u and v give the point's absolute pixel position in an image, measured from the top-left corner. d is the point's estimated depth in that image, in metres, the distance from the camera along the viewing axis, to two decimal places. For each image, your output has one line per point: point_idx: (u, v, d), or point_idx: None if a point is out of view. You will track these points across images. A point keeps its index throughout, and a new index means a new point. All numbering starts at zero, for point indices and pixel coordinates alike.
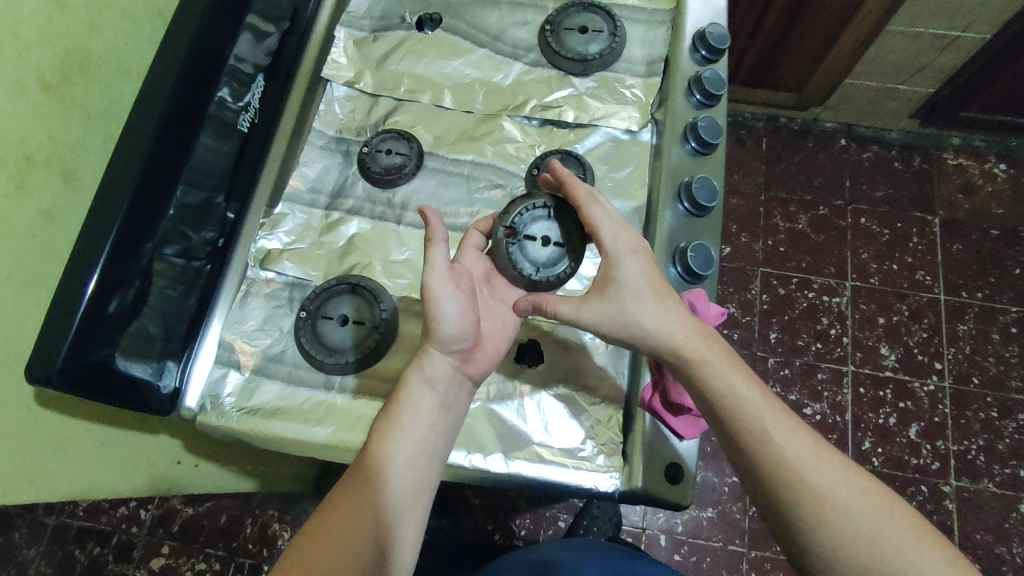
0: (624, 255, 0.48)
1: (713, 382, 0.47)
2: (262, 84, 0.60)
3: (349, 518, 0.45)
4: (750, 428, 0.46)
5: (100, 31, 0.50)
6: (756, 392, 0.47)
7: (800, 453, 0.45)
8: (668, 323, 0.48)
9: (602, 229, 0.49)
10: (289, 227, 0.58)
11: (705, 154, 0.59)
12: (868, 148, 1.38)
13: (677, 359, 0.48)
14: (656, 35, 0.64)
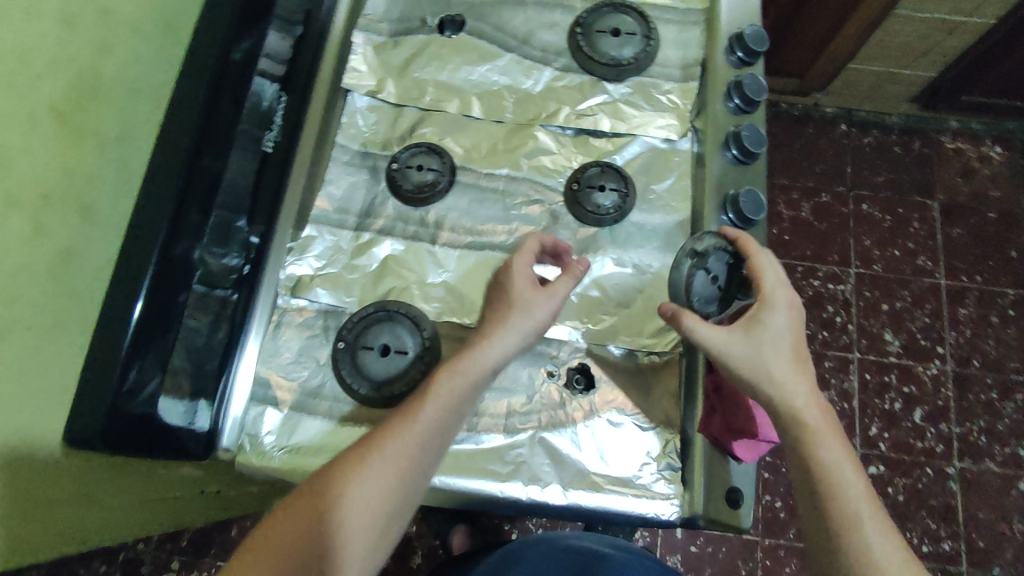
0: (780, 304, 0.48)
1: (824, 460, 0.45)
2: (282, 98, 0.56)
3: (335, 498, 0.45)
4: (847, 516, 0.44)
5: (110, 50, 0.46)
6: (861, 480, 0.45)
7: (888, 553, 0.43)
8: (794, 384, 0.47)
9: (768, 281, 0.48)
10: (318, 250, 0.56)
11: (747, 164, 0.58)
12: (869, 132, 1.38)
13: (796, 427, 0.46)
14: (690, 37, 0.62)
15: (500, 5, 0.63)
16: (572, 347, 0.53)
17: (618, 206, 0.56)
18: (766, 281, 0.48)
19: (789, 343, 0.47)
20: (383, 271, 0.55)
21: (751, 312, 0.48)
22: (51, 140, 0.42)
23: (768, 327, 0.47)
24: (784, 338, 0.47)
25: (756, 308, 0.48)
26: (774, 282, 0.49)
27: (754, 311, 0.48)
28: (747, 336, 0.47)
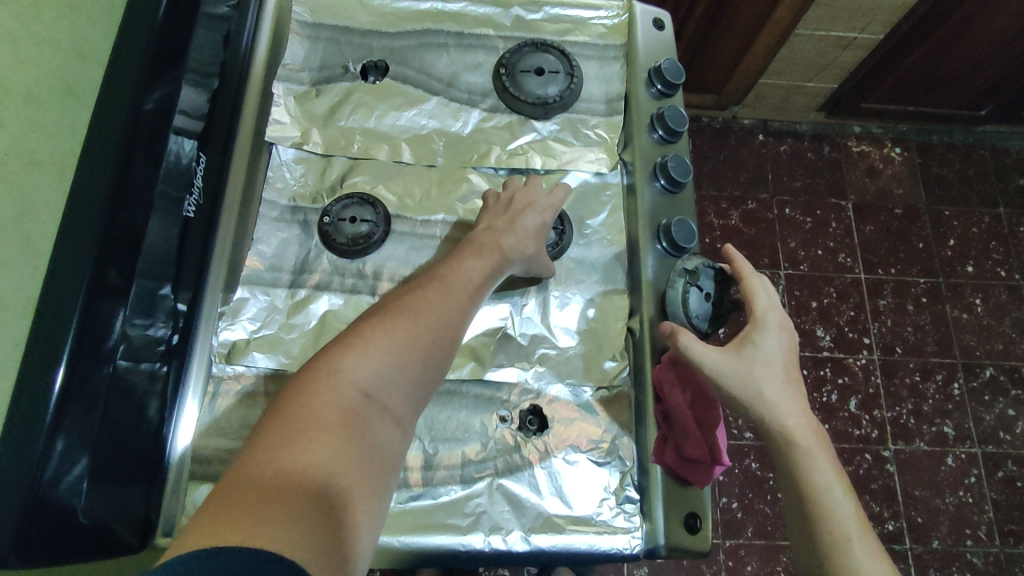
0: (772, 327, 0.51)
1: (815, 474, 0.48)
2: (200, 157, 0.54)
3: (331, 388, 0.41)
4: (833, 526, 0.48)
5: (3, 122, 0.42)
6: (850, 501, 0.48)
7: (870, 559, 0.47)
8: (785, 403, 0.49)
9: (762, 301, 0.52)
10: (252, 312, 0.55)
11: (675, 192, 0.60)
12: (784, 140, 1.47)
13: (788, 444, 0.49)
14: (612, 72, 0.64)
15: (423, 48, 0.62)
16: (521, 389, 0.53)
17: (558, 241, 0.57)
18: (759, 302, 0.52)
19: (781, 365, 0.50)
20: (323, 327, 0.54)
21: (750, 330, 0.51)
22: None
23: (765, 349, 0.50)
24: (774, 359, 0.50)
25: (754, 323, 0.51)
26: (766, 303, 0.52)
27: (752, 327, 0.51)
28: (752, 354, 0.50)
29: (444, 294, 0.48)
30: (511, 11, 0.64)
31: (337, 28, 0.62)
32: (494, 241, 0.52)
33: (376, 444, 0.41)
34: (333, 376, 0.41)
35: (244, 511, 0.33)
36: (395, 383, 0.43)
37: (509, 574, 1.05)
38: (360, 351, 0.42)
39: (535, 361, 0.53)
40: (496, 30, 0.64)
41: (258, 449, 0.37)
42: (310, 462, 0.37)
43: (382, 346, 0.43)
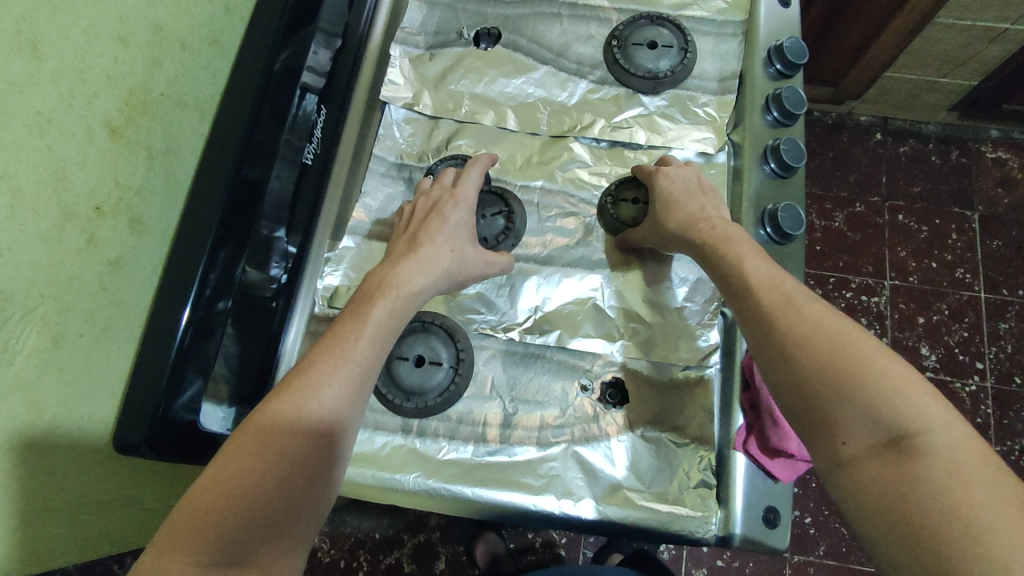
0: (670, 178, 0.54)
1: (828, 357, 0.41)
2: (321, 112, 0.58)
3: (319, 364, 0.44)
4: (874, 406, 0.39)
5: (161, 66, 0.47)
6: (835, 323, 0.43)
7: (931, 423, 0.37)
8: (745, 251, 0.48)
9: (660, 189, 0.54)
10: (353, 261, 0.56)
11: (785, 178, 0.57)
12: (905, 141, 1.35)
13: (787, 337, 0.43)
14: (728, 49, 0.61)
15: (536, 18, 0.63)
16: (604, 361, 0.53)
17: (506, 230, 0.55)
18: (667, 187, 0.53)
19: (714, 230, 0.50)
20: None
21: (678, 202, 0.52)
22: (105, 154, 0.42)
23: (687, 215, 0.51)
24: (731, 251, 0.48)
25: (660, 201, 0.53)
26: (678, 183, 0.53)
27: (672, 198, 0.52)
28: (673, 223, 0.51)
29: (385, 322, 0.47)
30: None
31: None
32: (391, 272, 0.49)
33: (310, 489, 0.42)
34: (277, 421, 0.42)
35: (229, 485, 0.39)
36: (333, 422, 0.43)
37: (565, 555, 1.05)
38: (307, 390, 0.43)
39: (621, 334, 0.53)
40: (610, 2, 0.63)
41: (191, 497, 0.39)
42: (286, 439, 0.41)
43: (365, 332, 0.46)
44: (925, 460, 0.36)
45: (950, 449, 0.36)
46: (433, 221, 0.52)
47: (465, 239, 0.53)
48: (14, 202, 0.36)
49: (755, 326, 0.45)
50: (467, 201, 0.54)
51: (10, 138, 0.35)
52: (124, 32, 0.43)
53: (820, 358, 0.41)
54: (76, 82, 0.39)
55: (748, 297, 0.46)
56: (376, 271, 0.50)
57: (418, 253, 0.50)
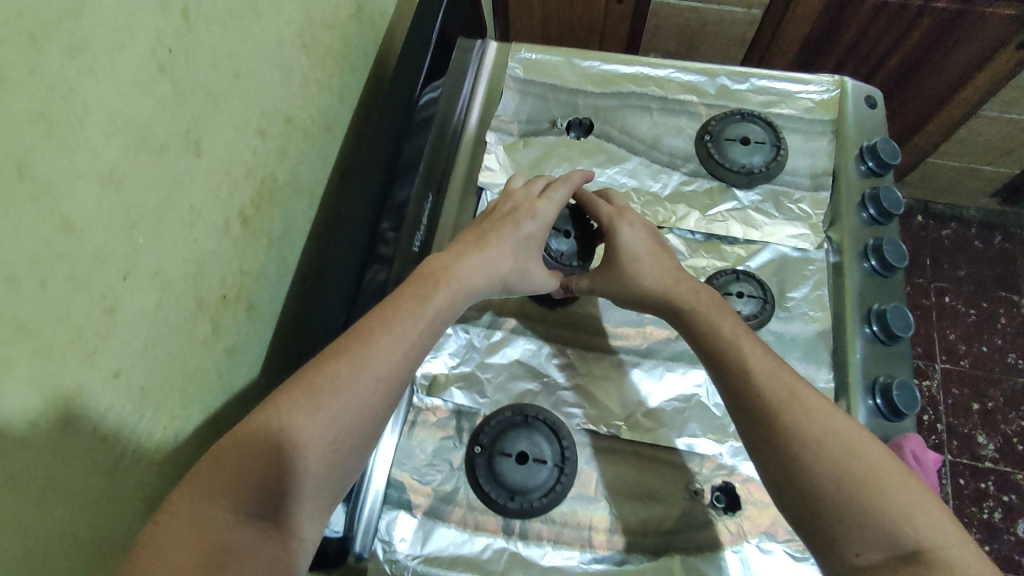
0: (625, 227, 0.54)
1: (846, 468, 0.39)
2: (428, 206, 0.60)
3: (378, 331, 0.42)
4: (887, 520, 0.37)
5: (288, 155, 0.47)
6: (840, 420, 0.41)
7: (944, 541, 0.37)
8: (740, 335, 0.47)
9: (616, 239, 0.53)
10: (452, 349, 0.54)
11: (886, 278, 0.57)
12: (946, 224, 1.36)
13: (800, 440, 0.41)
14: (819, 146, 0.62)
15: (628, 110, 0.65)
16: (714, 464, 0.51)
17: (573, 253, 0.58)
18: (630, 239, 0.53)
19: (671, 294, 0.50)
20: (516, 371, 0.54)
21: (643, 259, 0.52)
22: (236, 243, 0.42)
23: (654, 275, 0.51)
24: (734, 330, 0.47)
25: (625, 254, 0.52)
26: (640, 237, 0.53)
27: (636, 254, 0.52)
28: (646, 280, 0.51)
29: (438, 308, 0.45)
30: (717, 80, 0.65)
31: (546, 84, 0.66)
32: (456, 262, 0.48)
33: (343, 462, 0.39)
34: (324, 385, 0.39)
35: (272, 441, 0.36)
36: (378, 396, 0.40)
37: None
38: (359, 360, 0.40)
39: (730, 434, 0.51)
40: (700, 97, 0.65)
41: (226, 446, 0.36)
42: (335, 405, 0.38)
43: (418, 314, 0.44)
44: None
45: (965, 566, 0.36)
46: (505, 225, 0.51)
47: (533, 251, 0.52)
48: (160, 297, 0.35)
49: (764, 400, 0.43)
50: (544, 216, 0.53)
51: (165, 233, 0.35)
52: (264, 124, 0.43)
53: (835, 457, 0.40)
54: (223, 176, 0.39)
55: (753, 366, 0.44)
56: (437, 258, 0.48)
57: (484, 252, 0.50)
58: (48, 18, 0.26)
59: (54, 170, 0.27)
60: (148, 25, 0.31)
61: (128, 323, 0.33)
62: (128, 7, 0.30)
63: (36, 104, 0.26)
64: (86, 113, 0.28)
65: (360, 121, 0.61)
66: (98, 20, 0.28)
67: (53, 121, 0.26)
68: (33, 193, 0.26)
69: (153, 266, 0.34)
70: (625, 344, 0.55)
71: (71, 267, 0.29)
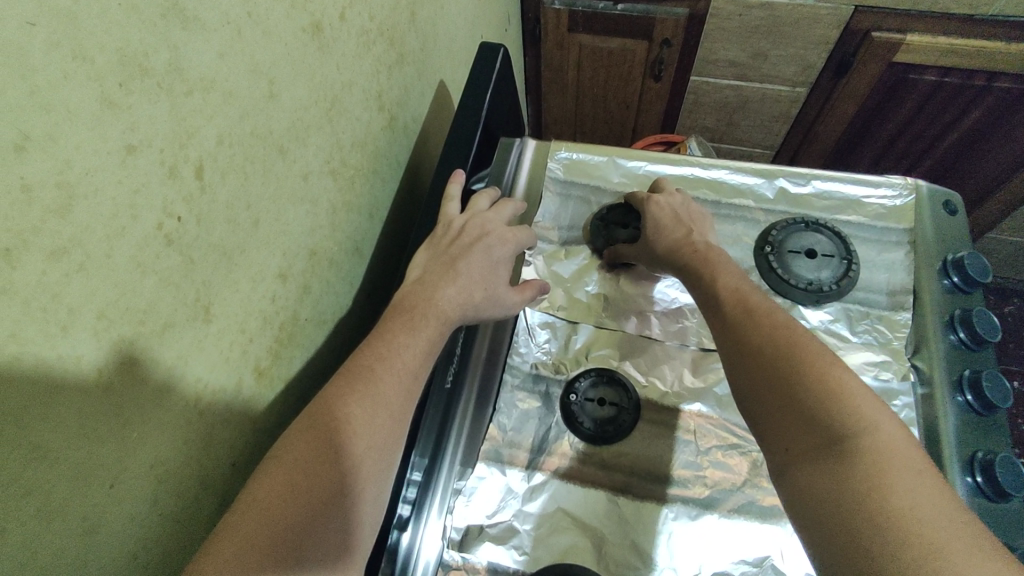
0: (657, 203, 0.55)
1: (801, 361, 0.37)
2: (463, 337, 0.55)
3: (388, 350, 0.40)
4: (830, 418, 0.34)
5: (310, 291, 0.43)
6: (822, 346, 0.38)
7: (891, 461, 0.32)
8: (745, 286, 0.46)
9: (649, 214, 0.55)
10: (487, 495, 0.48)
11: (986, 417, 0.49)
12: (1009, 301, 1.27)
13: (768, 362, 0.39)
14: (894, 259, 0.56)
15: None
16: None
17: (618, 407, 0.51)
18: (657, 214, 0.55)
19: (699, 250, 0.50)
20: (557, 522, 0.47)
21: (667, 227, 0.53)
22: (250, 403, 0.38)
23: (672, 239, 0.52)
24: (727, 294, 0.45)
25: (650, 224, 0.54)
26: (668, 209, 0.55)
27: (661, 222, 0.54)
28: (662, 246, 0.52)
29: (423, 341, 0.42)
30: (775, 182, 0.60)
31: (589, 187, 0.62)
32: (426, 289, 0.46)
33: (358, 504, 0.34)
34: (327, 423, 0.34)
35: (300, 463, 0.33)
36: (381, 425, 0.36)
37: None
38: (367, 385, 0.37)
39: None
40: (757, 201, 0.60)
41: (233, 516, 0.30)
42: (353, 426, 0.35)
43: (415, 336, 0.42)
44: (870, 483, 0.31)
45: (917, 499, 0.30)
46: (476, 252, 0.49)
47: (502, 278, 0.50)
48: (158, 492, 0.30)
49: (750, 377, 0.40)
50: (516, 239, 0.53)
51: (166, 419, 0.30)
52: (286, 266, 0.39)
53: (818, 421, 0.35)
54: (235, 333, 0.35)
55: (742, 349, 0.41)
56: (413, 292, 0.46)
57: (456, 276, 0.47)
58: (25, 224, 0.21)
59: (32, 397, 0.22)
60: (154, 196, 0.27)
61: (112, 535, 0.27)
62: (133, 181, 0.25)
63: (8, 324, 0.21)
64: (71, 317, 0.23)
65: (389, 232, 0.58)
66: (93, 207, 0.23)
67: (24, 339, 0.21)
68: (4, 427, 0.21)
69: (152, 459, 0.29)
70: (676, 471, 0.49)
71: (43, 506, 0.23)
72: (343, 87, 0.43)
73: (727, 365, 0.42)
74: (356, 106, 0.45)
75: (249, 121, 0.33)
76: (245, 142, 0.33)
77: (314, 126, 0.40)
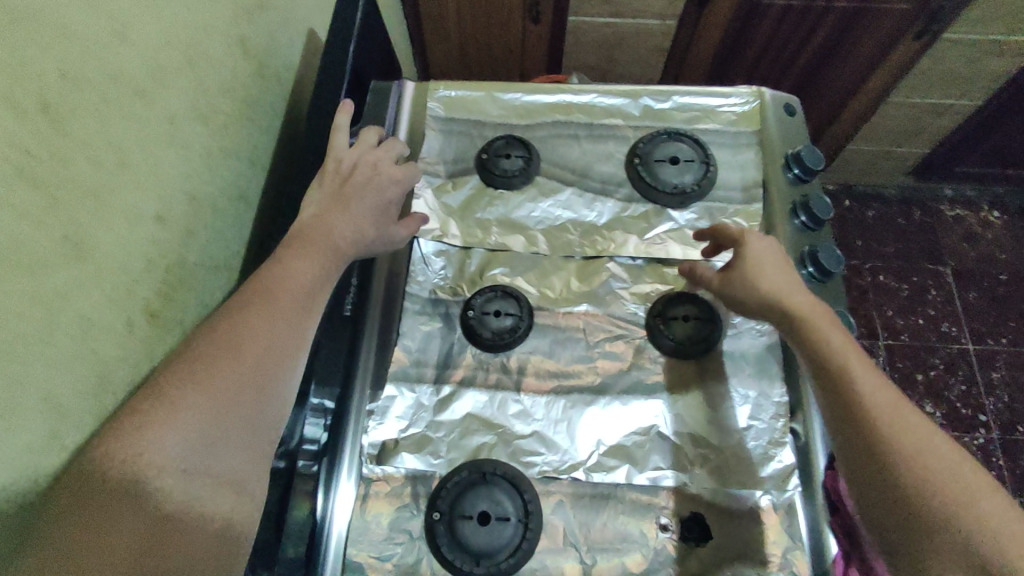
0: (757, 248, 0.53)
1: (900, 416, 0.42)
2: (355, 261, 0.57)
3: (278, 269, 0.43)
4: (909, 454, 0.40)
5: (195, 235, 0.44)
6: (871, 375, 0.44)
7: (961, 472, 0.39)
8: (819, 326, 0.48)
9: (750, 254, 0.52)
10: (399, 412, 0.52)
11: (825, 282, 0.57)
12: (870, 205, 1.43)
13: (881, 413, 0.42)
14: (746, 158, 0.62)
15: (555, 139, 0.64)
16: (681, 496, 0.50)
17: (518, 319, 0.55)
18: (757, 253, 0.52)
19: (792, 311, 0.49)
20: (468, 426, 0.52)
21: (768, 267, 0.51)
22: (145, 343, 0.39)
23: (778, 284, 0.50)
24: (848, 359, 0.45)
25: (750, 261, 0.52)
26: (768, 248, 0.53)
27: (764, 263, 0.51)
28: (766, 284, 0.50)
29: (317, 266, 0.45)
30: (640, 101, 0.65)
31: (469, 122, 0.65)
32: (321, 222, 0.48)
33: (256, 408, 0.36)
34: (228, 339, 0.37)
35: (195, 367, 0.35)
36: (275, 339, 0.39)
37: None
38: (258, 301, 0.40)
39: (692, 463, 0.51)
40: (625, 120, 0.65)
41: (117, 460, 0.31)
42: (249, 338, 0.38)
43: (308, 261, 0.44)
44: (964, 512, 0.37)
45: (990, 506, 0.38)
46: (366, 189, 0.51)
47: (389, 214, 0.52)
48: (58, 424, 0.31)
49: (848, 426, 0.43)
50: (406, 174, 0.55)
51: (55, 354, 0.31)
52: (164, 209, 0.40)
53: (925, 456, 0.40)
54: (118, 275, 0.36)
55: (836, 415, 0.44)
56: (309, 226, 0.48)
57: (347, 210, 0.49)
58: None
59: None
60: None
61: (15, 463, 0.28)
62: None
63: None
64: None
65: (276, 180, 0.58)
66: None
67: None
68: None
69: (44, 392, 0.30)
70: (564, 360, 0.54)
71: None
72: (199, 29, 0.43)
73: (835, 426, 0.44)
74: (217, 49, 0.45)
75: (94, 61, 0.33)
76: (97, 80, 0.33)
77: (173, 68, 0.40)
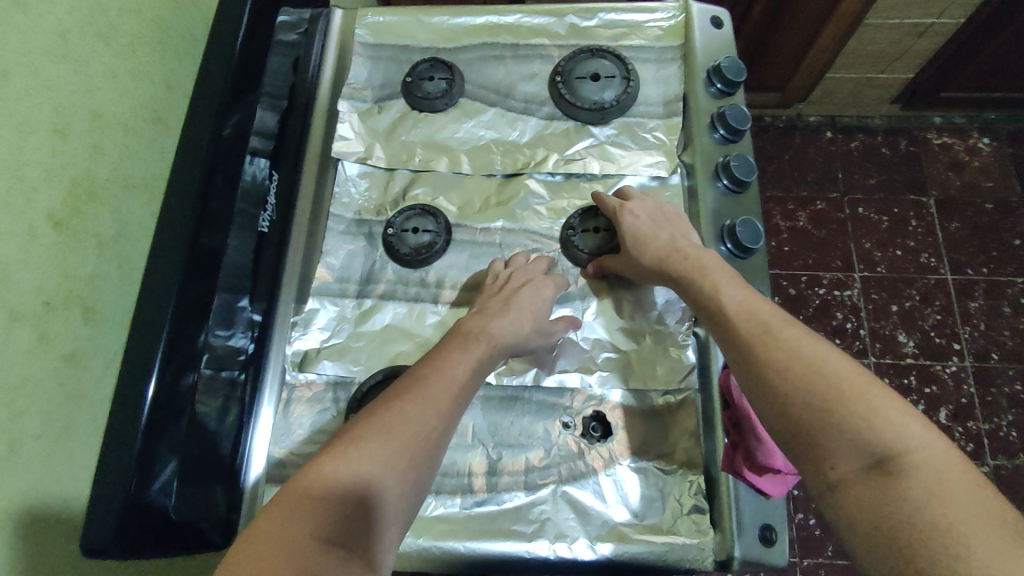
0: (635, 207, 0.54)
1: (831, 381, 0.38)
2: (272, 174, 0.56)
3: (441, 382, 0.44)
4: (848, 425, 0.36)
5: (104, 152, 0.46)
6: (822, 346, 0.40)
7: (912, 442, 0.35)
8: (744, 299, 0.45)
9: (626, 227, 0.54)
10: (322, 324, 0.55)
11: (738, 193, 0.58)
12: (854, 136, 1.39)
13: (810, 392, 0.38)
14: (669, 73, 0.62)
15: (480, 61, 0.64)
16: (584, 396, 0.53)
17: (434, 234, 0.57)
18: (635, 224, 0.54)
19: (683, 260, 0.49)
20: (387, 335, 0.54)
21: (647, 237, 0.52)
22: (51, 248, 0.41)
23: (660, 247, 0.51)
24: (749, 323, 0.43)
25: (631, 237, 0.53)
26: (645, 217, 0.54)
27: (642, 233, 0.53)
28: (650, 256, 0.51)
29: (477, 361, 0.46)
30: (565, 19, 0.65)
31: (397, 46, 0.65)
32: None
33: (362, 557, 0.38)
34: (373, 459, 0.39)
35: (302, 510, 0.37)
36: (425, 437, 0.41)
37: None
38: (418, 397, 0.43)
39: (599, 365, 0.53)
40: (550, 39, 0.65)
41: (294, 492, 0.37)
42: (370, 472, 0.39)
43: (427, 362, 0.46)
44: (904, 469, 0.34)
45: (927, 451, 0.34)
46: None
47: None
48: None
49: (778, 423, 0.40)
50: None
51: None
52: (62, 122, 0.42)
53: (864, 439, 0.36)
54: (9, 181, 0.38)
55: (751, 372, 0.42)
56: None
57: None
58: None
59: None
60: None
61: None
62: None
63: None
64: None
65: None
66: None
67: None
68: None
69: None
70: (561, 332, 0.53)
71: None
72: None
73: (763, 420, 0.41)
74: None
75: None
76: None
77: None
